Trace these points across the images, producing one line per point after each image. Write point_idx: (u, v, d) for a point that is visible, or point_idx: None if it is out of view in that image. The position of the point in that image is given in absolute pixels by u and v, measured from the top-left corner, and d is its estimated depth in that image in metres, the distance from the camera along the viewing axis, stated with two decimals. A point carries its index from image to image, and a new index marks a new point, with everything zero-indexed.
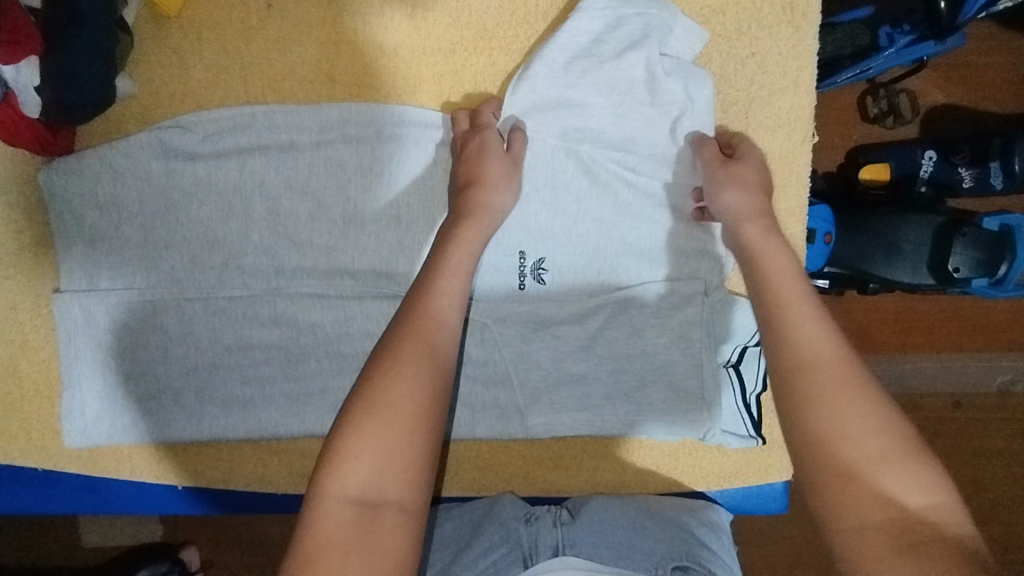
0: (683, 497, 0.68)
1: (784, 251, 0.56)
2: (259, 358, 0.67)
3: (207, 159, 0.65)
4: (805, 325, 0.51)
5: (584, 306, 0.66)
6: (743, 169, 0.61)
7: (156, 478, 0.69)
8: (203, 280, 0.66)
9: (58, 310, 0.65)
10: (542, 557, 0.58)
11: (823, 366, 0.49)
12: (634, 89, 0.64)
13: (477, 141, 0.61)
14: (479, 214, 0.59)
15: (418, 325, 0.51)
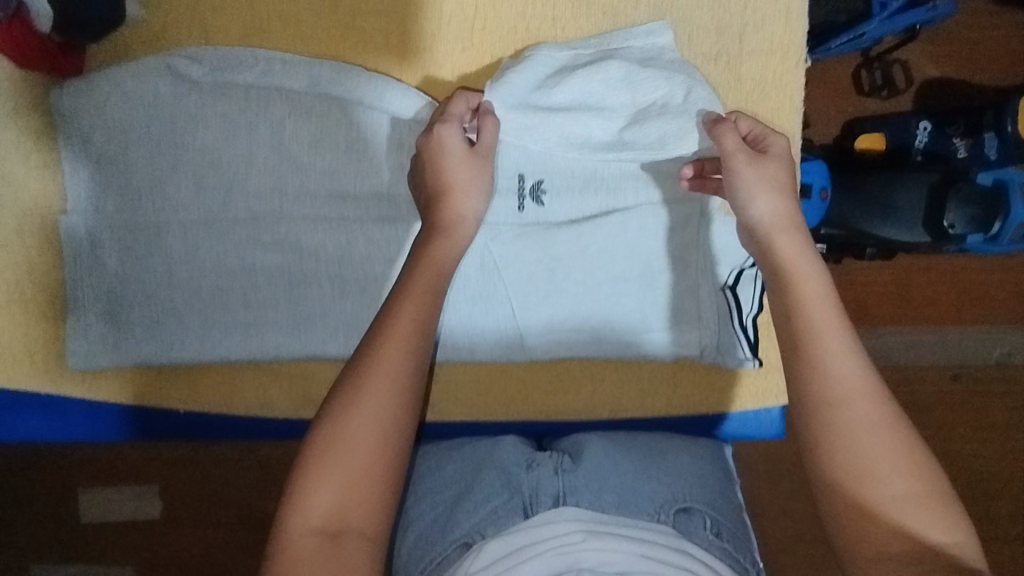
0: (682, 437, 0.69)
1: (820, 271, 0.54)
2: (262, 282, 0.68)
3: (210, 89, 0.66)
4: (833, 358, 0.50)
5: (581, 239, 0.66)
6: (772, 167, 0.58)
7: (160, 402, 0.70)
8: (206, 205, 0.66)
9: (65, 229, 0.66)
10: (542, 507, 0.57)
11: (851, 406, 0.48)
12: (610, 93, 0.64)
13: (436, 142, 0.60)
14: (453, 229, 0.59)
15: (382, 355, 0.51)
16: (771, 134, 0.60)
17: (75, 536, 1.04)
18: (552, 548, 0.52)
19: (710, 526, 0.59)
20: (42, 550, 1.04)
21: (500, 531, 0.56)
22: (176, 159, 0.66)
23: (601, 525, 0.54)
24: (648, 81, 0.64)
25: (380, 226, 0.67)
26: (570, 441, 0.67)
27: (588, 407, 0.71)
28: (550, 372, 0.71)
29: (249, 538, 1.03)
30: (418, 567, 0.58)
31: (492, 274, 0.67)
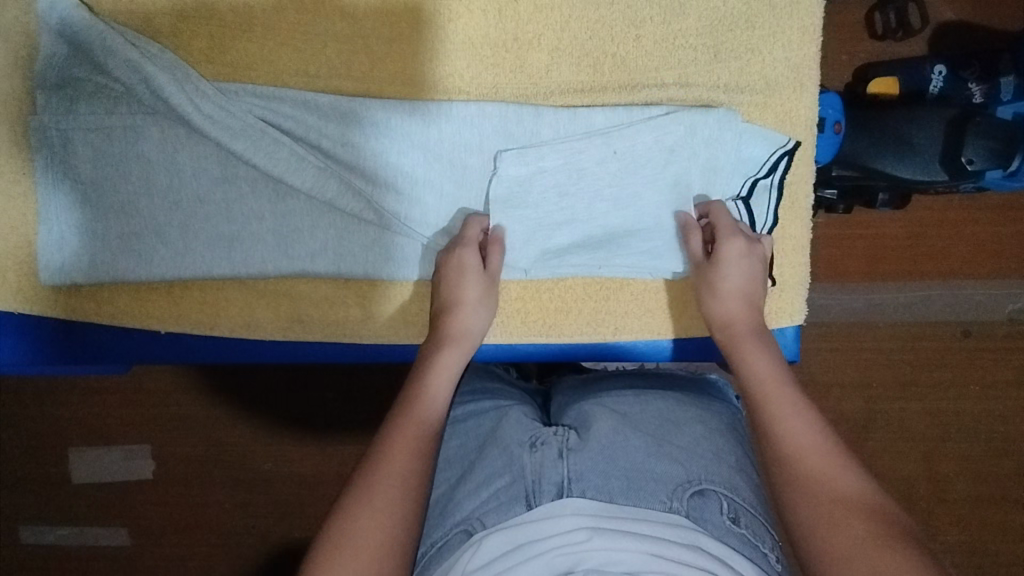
0: (697, 404, 0.64)
1: (766, 352, 0.55)
2: (252, 219, 0.64)
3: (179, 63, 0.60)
4: (786, 421, 0.50)
5: (580, 157, 0.61)
6: (717, 290, 0.59)
7: (137, 322, 0.66)
8: (187, 148, 0.62)
9: (36, 134, 0.62)
10: (546, 497, 0.52)
11: (808, 459, 0.48)
12: (612, 150, 0.61)
13: (454, 261, 0.60)
14: (461, 341, 0.58)
15: (396, 447, 0.49)
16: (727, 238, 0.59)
17: (65, 496, 1.00)
18: (554, 547, 0.47)
19: (725, 510, 0.54)
20: (33, 510, 1.01)
21: (501, 522, 0.51)
22: (149, 101, 0.60)
23: (608, 519, 0.49)
24: (642, 127, 0.60)
25: (357, 140, 0.61)
26: (578, 414, 0.62)
27: (587, 326, 0.67)
28: (553, 293, 0.66)
29: (242, 500, 0.99)
30: (422, 548, 0.55)
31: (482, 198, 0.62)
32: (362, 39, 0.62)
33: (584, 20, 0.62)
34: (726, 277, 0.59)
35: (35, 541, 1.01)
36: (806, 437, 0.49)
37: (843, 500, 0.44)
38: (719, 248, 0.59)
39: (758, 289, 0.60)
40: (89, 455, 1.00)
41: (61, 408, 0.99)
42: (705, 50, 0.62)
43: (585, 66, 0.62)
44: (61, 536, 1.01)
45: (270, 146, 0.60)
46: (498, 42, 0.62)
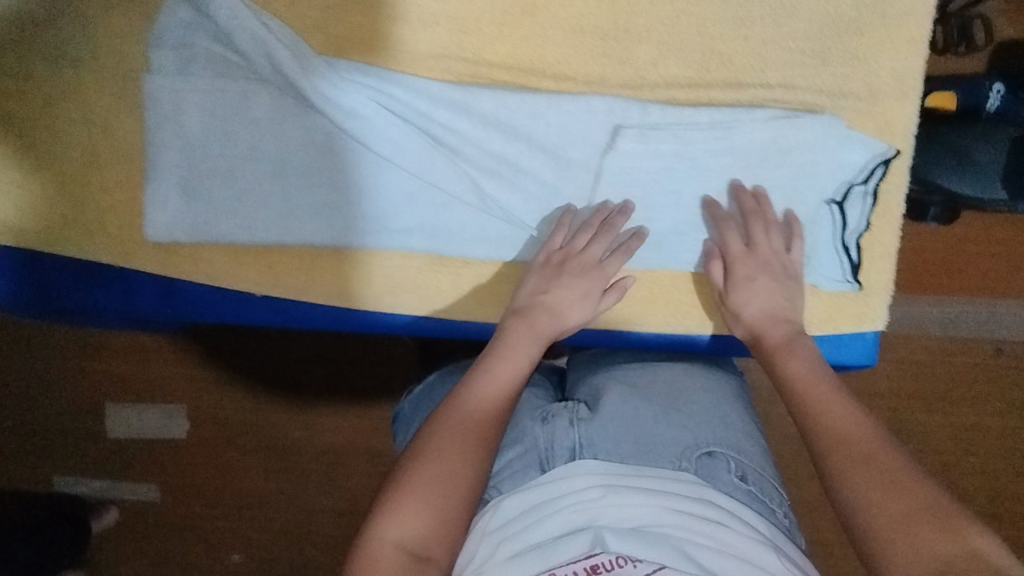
0: (704, 372, 0.65)
1: (807, 359, 0.57)
2: (348, 192, 0.65)
3: (292, 39, 0.62)
4: (832, 408, 0.52)
5: (681, 154, 0.62)
6: (736, 311, 0.61)
7: (229, 284, 0.67)
8: (295, 116, 0.64)
9: (148, 91, 0.63)
10: (558, 461, 0.55)
11: (845, 450, 0.49)
12: (715, 150, 0.62)
13: (579, 264, 0.61)
14: (555, 328, 0.60)
15: (497, 369, 0.55)
16: (739, 262, 0.61)
17: (98, 449, 1.02)
18: (571, 505, 0.50)
19: (733, 469, 0.57)
20: (68, 460, 1.03)
21: (516, 485, 0.55)
22: (268, 73, 0.62)
23: (620, 479, 0.52)
24: (745, 127, 0.62)
25: (461, 123, 0.63)
26: (589, 387, 0.65)
27: (673, 318, 0.68)
28: (640, 284, 0.67)
29: (273, 467, 1.01)
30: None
31: (587, 179, 0.64)
32: (474, 20, 0.63)
33: (691, 19, 0.63)
34: (745, 299, 0.61)
35: (67, 491, 1.03)
36: (847, 425, 0.50)
37: (885, 483, 0.46)
38: (733, 278, 0.61)
39: (785, 304, 0.61)
40: (128, 413, 1.02)
41: (110, 363, 1.01)
42: (811, 54, 0.63)
43: (693, 63, 0.63)
44: (94, 489, 1.03)
45: (386, 124, 0.62)
46: (607, 32, 0.63)
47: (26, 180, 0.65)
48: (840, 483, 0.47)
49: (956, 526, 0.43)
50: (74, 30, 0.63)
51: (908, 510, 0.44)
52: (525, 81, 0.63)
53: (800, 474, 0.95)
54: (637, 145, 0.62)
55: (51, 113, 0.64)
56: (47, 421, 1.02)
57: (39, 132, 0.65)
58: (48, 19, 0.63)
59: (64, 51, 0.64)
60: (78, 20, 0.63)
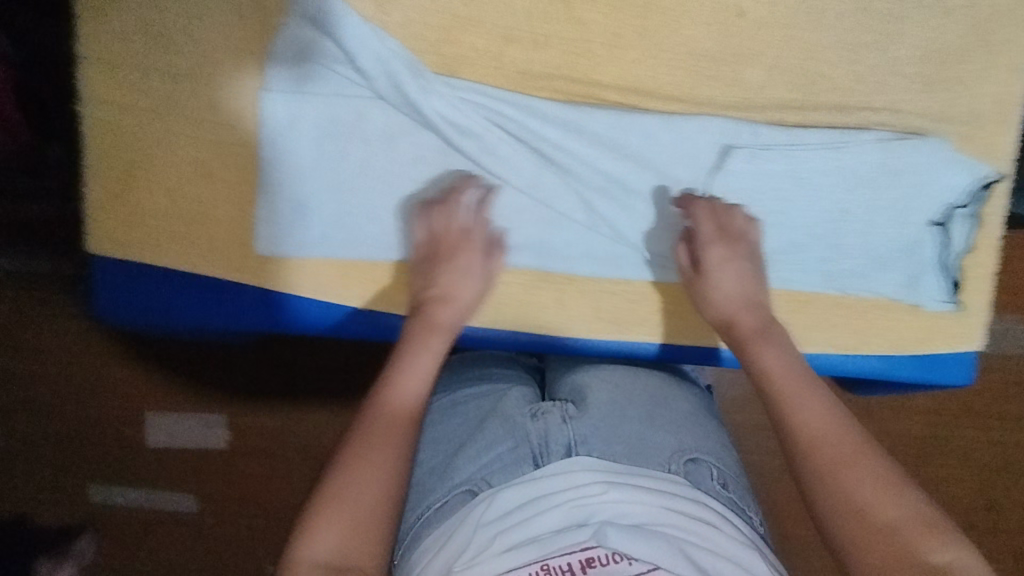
0: (668, 380, 0.68)
1: (790, 355, 0.58)
2: (459, 210, 0.67)
3: (412, 62, 0.63)
4: (806, 407, 0.52)
5: (790, 175, 0.64)
6: (710, 295, 0.63)
7: (337, 299, 0.69)
8: (411, 136, 0.65)
9: (265, 109, 0.64)
10: (553, 455, 0.54)
11: (824, 449, 0.49)
12: (823, 171, 0.64)
13: (456, 241, 0.64)
14: (454, 324, 0.62)
15: (401, 380, 0.55)
16: (710, 245, 0.62)
17: (130, 460, 0.97)
18: (571, 499, 0.50)
19: (716, 477, 0.58)
20: (99, 470, 0.98)
21: (507, 480, 0.53)
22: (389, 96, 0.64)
23: (618, 474, 0.52)
24: (854, 150, 0.63)
25: (570, 143, 0.63)
26: (569, 386, 0.65)
27: None
28: None
29: (311, 474, 0.94)
30: (417, 510, 0.56)
31: (695, 199, 0.65)
32: (586, 42, 0.64)
33: (802, 45, 0.64)
34: (718, 284, 0.62)
35: (101, 503, 0.98)
36: (819, 420, 0.51)
37: (859, 489, 0.46)
38: (709, 257, 0.62)
39: (756, 289, 0.63)
40: (167, 421, 0.96)
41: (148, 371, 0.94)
42: (916, 78, 0.64)
43: (802, 88, 0.64)
44: (130, 500, 0.98)
45: (503, 147, 0.64)
46: (718, 56, 0.64)
47: (137, 195, 0.67)
48: (817, 485, 0.48)
49: (941, 530, 0.44)
50: (189, 45, 0.64)
51: (894, 515, 0.45)
52: (637, 103, 0.64)
53: None
54: (748, 166, 0.63)
55: (165, 130, 0.66)
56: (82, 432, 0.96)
57: (151, 147, 0.66)
58: (165, 35, 0.64)
59: (180, 70, 0.64)
60: (193, 35, 0.64)
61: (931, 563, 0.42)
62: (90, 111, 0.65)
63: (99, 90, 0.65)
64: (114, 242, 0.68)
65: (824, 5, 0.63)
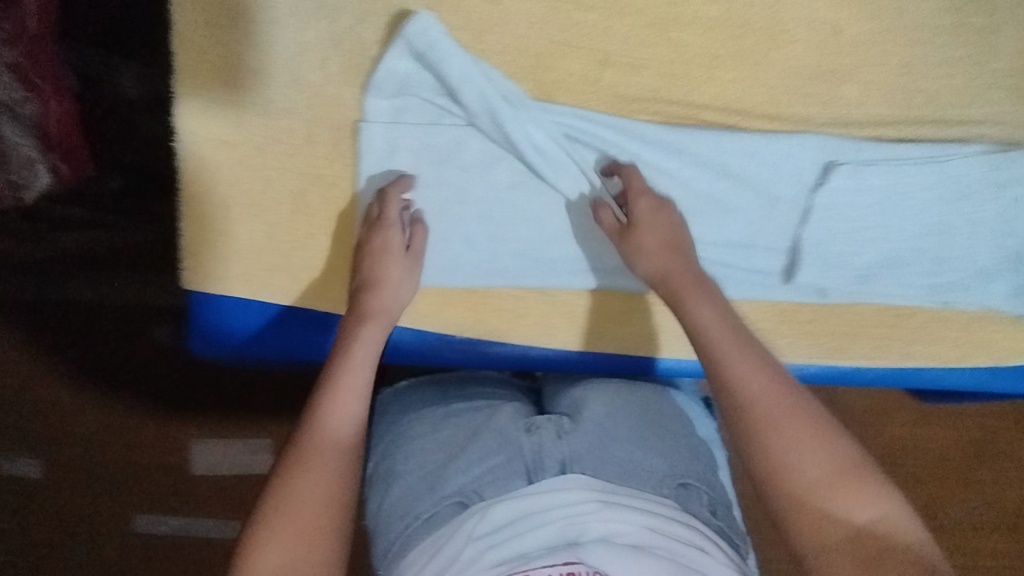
0: (664, 394, 0.68)
1: (717, 309, 0.57)
2: (557, 233, 0.67)
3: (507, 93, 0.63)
4: (741, 366, 0.51)
5: (893, 189, 0.64)
6: (635, 248, 0.62)
7: (435, 326, 0.69)
8: (506, 162, 0.65)
9: (363, 139, 0.64)
10: (548, 473, 0.56)
11: (760, 408, 0.49)
12: (926, 184, 0.64)
13: (380, 239, 0.63)
14: (381, 316, 0.62)
15: (327, 387, 0.55)
16: (638, 197, 0.62)
17: (185, 487, 1.07)
18: (564, 517, 0.53)
19: (705, 502, 0.58)
20: (146, 498, 1.07)
21: (497, 495, 0.56)
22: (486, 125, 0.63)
23: (612, 495, 0.55)
24: (957, 162, 0.63)
25: (670, 165, 0.64)
26: (569, 401, 0.65)
27: (876, 351, 0.69)
28: (844, 317, 0.68)
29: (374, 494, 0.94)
30: (401, 521, 0.57)
31: (795, 216, 0.65)
32: (683, 64, 0.63)
33: (900, 59, 0.63)
34: (641, 235, 0.61)
35: (149, 532, 1.07)
36: (753, 379, 0.50)
37: (789, 449, 0.47)
38: (637, 211, 0.62)
39: (683, 240, 0.62)
40: (213, 452, 1.07)
41: (209, 397, 1.06)
42: (1011, 91, 0.64)
43: (899, 103, 0.64)
44: (175, 526, 1.07)
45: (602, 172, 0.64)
46: (814, 73, 0.64)
47: (233, 227, 0.67)
48: (747, 443, 0.48)
49: (865, 484, 0.46)
50: (288, 78, 0.64)
51: (819, 472, 0.46)
52: (735, 123, 0.64)
53: (923, 489, 0.99)
54: (850, 182, 0.63)
55: (261, 162, 0.66)
56: (133, 462, 1.07)
57: (249, 180, 0.66)
58: (264, 68, 0.64)
59: (278, 102, 0.65)
60: (292, 68, 0.64)
61: (848, 519, 0.44)
62: (187, 145, 0.65)
63: (197, 124, 0.65)
64: (209, 276, 0.68)
65: (925, 18, 0.63)
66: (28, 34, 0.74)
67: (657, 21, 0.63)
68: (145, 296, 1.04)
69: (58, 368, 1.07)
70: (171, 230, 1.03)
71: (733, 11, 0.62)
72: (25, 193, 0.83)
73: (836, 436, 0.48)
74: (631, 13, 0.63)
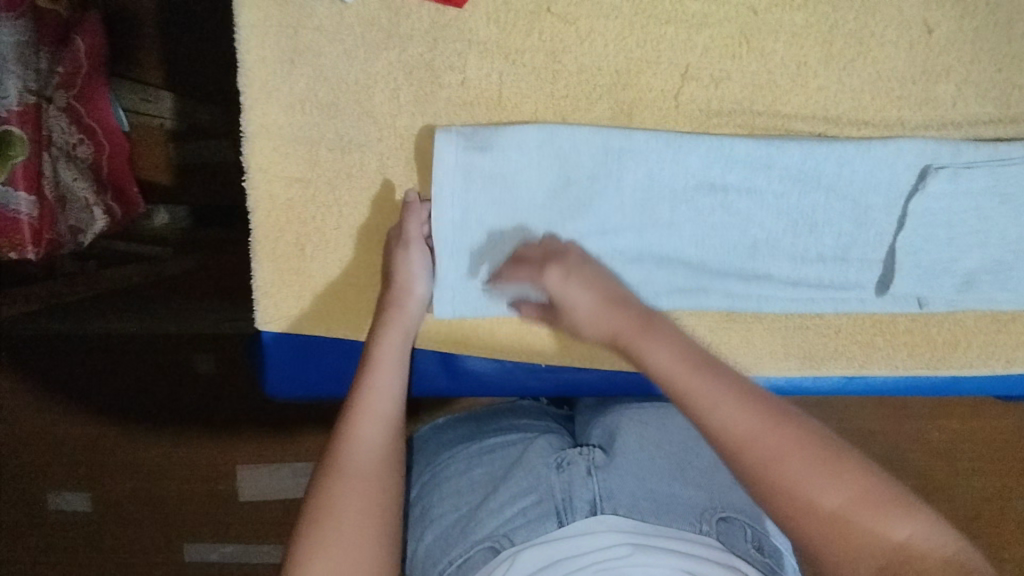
0: None
1: (675, 341, 0.51)
2: (663, 255, 0.64)
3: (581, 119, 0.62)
4: (723, 405, 0.46)
5: (995, 191, 0.61)
6: (579, 317, 0.57)
7: (517, 356, 0.67)
8: (603, 194, 0.62)
9: (438, 161, 0.60)
10: (579, 514, 0.54)
11: (756, 447, 0.43)
12: None
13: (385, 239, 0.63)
14: (399, 309, 0.61)
15: (356, 393, 0.56)
16: (555, 261, 0.58)
17: (239, 518, 1.05)
18: (596, 563, 0.50)
19: (750, 537, 0.55)
20: (194, 527, 1.06)
21: (530, 538, 0.53)
22: (574, 159, 0.62)
23: (648, 539, 0.52)
24: None
25: (758, 178, 0.62)
26: (603, 430, 0.65)
27: (978, 359, 0.66)
28: (942, 326, 0.66)
29: None
30: (438, 566, 0.55)
31: (891, 224, 0.63)
32: (768, 74, 0.61)
33: (998, 57, 0.60)
34: (575, 305, 0.57)
35: (201, 560, 1.06)
36: (736, 417, 0.45)
37: (800, 481, 0.41)
38: (552, 283, 0.58)
39: (609, 288, 0.58)
40: (261, 481, 1.04)
41: (264, 429, 1.04)
42: None
43: (998, 101, 0.61)
44: (227, 554, 1.06)
45: (695, 195, 0.63)
46: (907, 74, 0.61)
47: (305, 263, 0.65)
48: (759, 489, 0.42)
49: (886, 500, 0.40)
50: (359, 112, 0.62)
51: (840, 499, 0.40)
52: (822, 133, 0.62)
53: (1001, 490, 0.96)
54: (950, 186, 0.61)
55: (333, 196, 0.64)
56: (183, 494, 1.05)
57: (322, 216, 0.64)
58: (335, 102, 0.62)
59: (350, 135, 0.63)
60: (364, 101, 0.62)
61: (882, 541, 0.39)
62: (258, 184, 0.64)
63: (268, 163, 0.63)
64: (284, 315, 0.66)
65: None
66: (81, 73, 0.73)
67: (741, 32, 0.60)
68: (194, 326, 1.02)
69: (115, 409, 1.05)
70: (225, 258, 1.02)
71: (821, 16, 0.60)
72: (82, 241, 0.77)
73: (832, 447, 0.43)
74: (713, 25, 0.60)
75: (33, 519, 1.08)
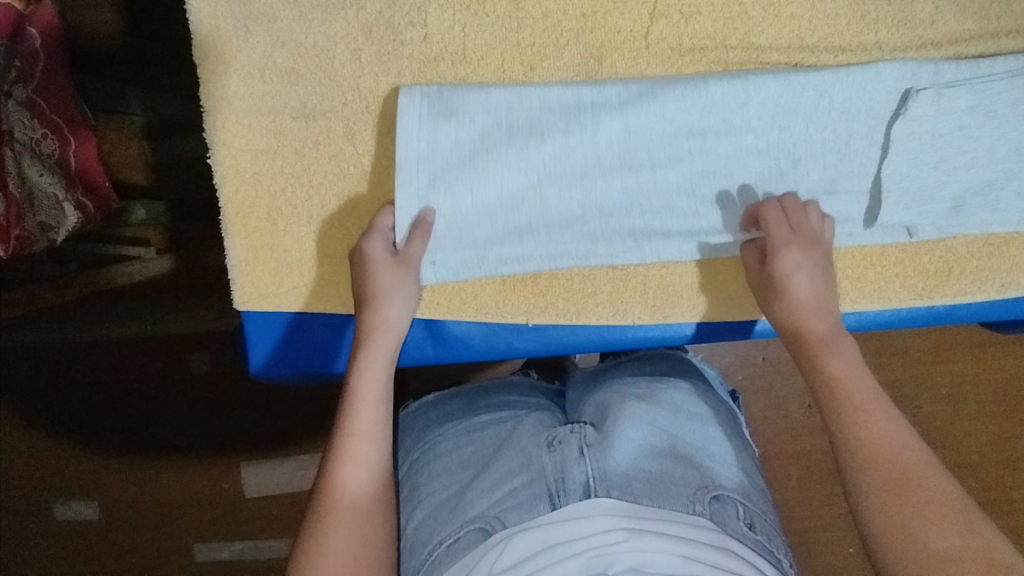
0: (704, 396, 0.66)
1: (853, 362, 0.55)
2: (642, 205, 0.62)
3: (547, 68, 0.60)
4: (879, 432, 0.51)
5: (979, 110, 0.60)
6: (782, 295, 0.58)
7: (502, 317, 0.65)
8: (577, 144, 0.61)
9: (402, 115, 0.59)
10: (572, 497, 0.52)
11: (896, 464, 0.49)
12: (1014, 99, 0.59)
13: (364, 249, 0.59)
14: (380, 334, 0.58)
15: (344, 431, 0.53)
16: (795, 244, 0.58)
17: (241, 512, 1.04)
18: (590, 548, 0.48)
19: (741, 515, 0.55)
20: (200, 526, 1.04)
21: (521, 522, 0.51)
22: (546, 119, 0.60)
23: (641, 520, 0.50)
24: None
25: (736, 114, 0.60)
26: (595, 406, 0.64)
27: (973, 286, 0.64)
28: (934, 254, 0.64)
29: None
30: (427, 547, 0.54)
31: (874, 154, 0.61)
32: (739, 4, 0.59)
33: None
34: (790, 284, 0.58)
35: (210, 559, 1.05)
36: (894, 438, 0.50)
37: (916, 514, 0.46)
38: (783, 255, 0.58)
39: (829, 292, 0.58)
40: (263, 473, 1.03)
41: (260, 420, 1.03)
42: None
43: (977, 15, 0.60)
44: (235, 551, 1.05)
45: (673, 142, 0.61)
46: None
47: (280, 240, 0.64)
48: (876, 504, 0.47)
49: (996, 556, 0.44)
50: (320, 75, 0.60)
51: (950, 545, 0.44)
52: (799, 64, 0.60)
53: (1002, 422, 0.96)
54: (931, 108, 0.60)
55: (301, 167, 0.62)
56: (186, 493, 1.04)
57: (292, 189, 0.63)
58: (294, 68, 0.60)
59: (314, 101, 0.61)
60: (324, 64, 0.60)
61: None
62: (223, 159, 0.62)
63: (231, 137, 0.61)
64: (261, 295, 0.65)
65: None
66: (40, 64, 0.68)
67: None
68: (186, 325, 1.02)
69: (107, 412, 1.04)
70: (210, 253, 1.00)
71: None
72: (55, 239, 0.75)
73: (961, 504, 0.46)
74: None
75: (37, 531, 1.07)
